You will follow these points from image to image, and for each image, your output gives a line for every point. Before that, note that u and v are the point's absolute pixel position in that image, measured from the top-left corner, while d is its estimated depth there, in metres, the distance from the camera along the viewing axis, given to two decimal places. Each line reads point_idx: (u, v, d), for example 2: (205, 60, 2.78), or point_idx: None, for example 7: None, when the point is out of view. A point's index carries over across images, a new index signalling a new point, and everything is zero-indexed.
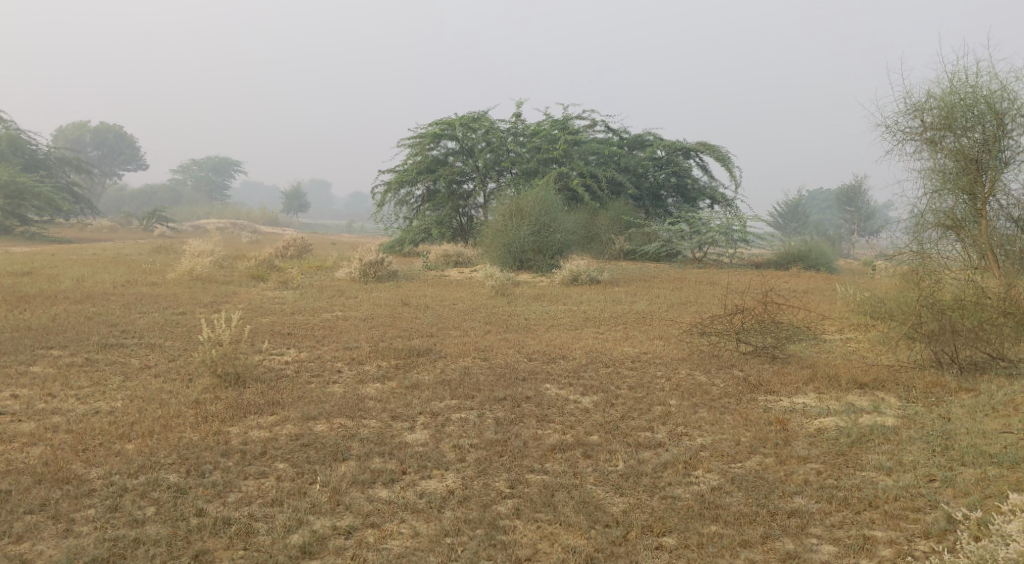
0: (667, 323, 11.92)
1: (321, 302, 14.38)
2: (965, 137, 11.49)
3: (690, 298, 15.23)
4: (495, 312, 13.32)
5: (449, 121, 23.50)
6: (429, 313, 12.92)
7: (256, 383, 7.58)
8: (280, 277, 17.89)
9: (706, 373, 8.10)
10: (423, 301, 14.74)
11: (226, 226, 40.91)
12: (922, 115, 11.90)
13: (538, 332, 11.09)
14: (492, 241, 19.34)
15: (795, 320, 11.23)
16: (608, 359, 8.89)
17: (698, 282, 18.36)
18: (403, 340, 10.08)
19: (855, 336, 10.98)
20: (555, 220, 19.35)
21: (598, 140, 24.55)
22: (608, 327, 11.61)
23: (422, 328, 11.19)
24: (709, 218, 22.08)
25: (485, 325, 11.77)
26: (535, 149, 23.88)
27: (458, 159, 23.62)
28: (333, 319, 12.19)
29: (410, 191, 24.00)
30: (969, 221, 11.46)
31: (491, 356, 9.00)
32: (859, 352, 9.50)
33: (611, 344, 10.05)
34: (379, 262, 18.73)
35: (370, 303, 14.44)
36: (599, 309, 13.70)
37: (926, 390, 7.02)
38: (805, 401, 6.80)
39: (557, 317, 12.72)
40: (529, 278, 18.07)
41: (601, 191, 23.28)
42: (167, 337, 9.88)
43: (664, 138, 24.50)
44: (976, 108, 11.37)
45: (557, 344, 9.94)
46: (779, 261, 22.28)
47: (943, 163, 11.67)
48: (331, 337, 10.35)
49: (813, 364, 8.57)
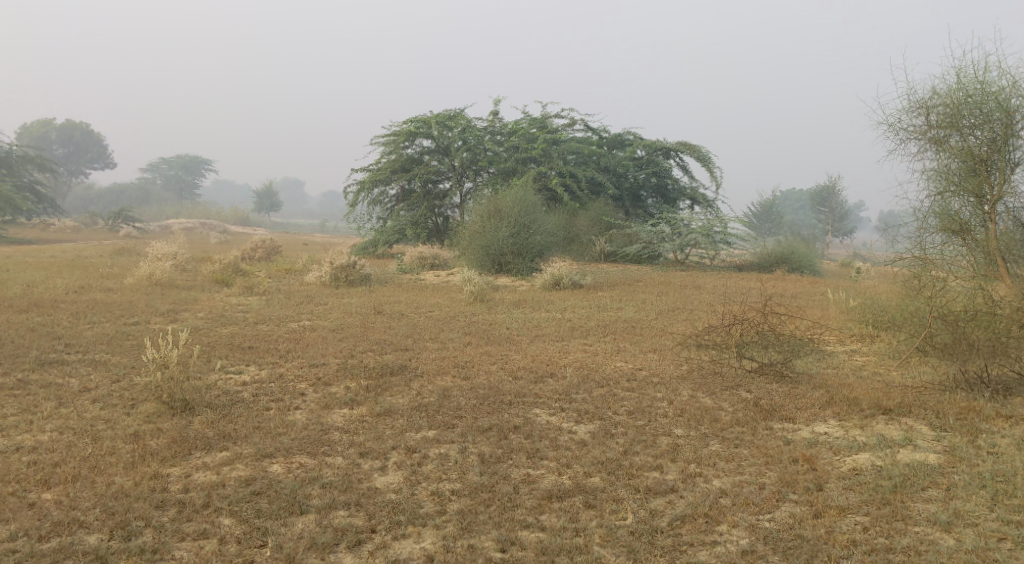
0: (661, 333, 11.11)
1: (289, 311, 13.43)
2: (972, 136, 10.80)
3: (678, 305, 14.48)
4: (473, 320, 12.45)
5: (424, 119, 22.58)
6: (404, 322, 12.04)
7: (207, 410, 6.69)
8: (246, 282, 16.95)
9: (711, 395, 7.32)
10: (397, 309, 13.85)
11: (192, 225, 39.63)
12: (927, 112, 11.22)
13: (522, 344, 10.26)
14: (470, 243, 18.51)
15: (797, 331, 10.48)
16: (601, 377, 8.07)
17: (683, 286, 17.66)
18: (377, 356, 9.21)
19: (859, 348, 10.26)
20: (535, 221, 18.52)
21: (577, 138, 23.79)
22: (597, 338, 10.81)
23: (396, 341, 10.30)
24: (691, 219, 21.37)
25: (465, 335, 10.92)
26: (513, 148, 23.09)
27: (433, 158, 22.76)
28: (301, 330, 11.28)
29: (383, 190, 23.05)
30: (976, 225, 10.72)
31: (472, 375, 8.15)
32: (870, 369, 8.76)
33: (602, 358, 9.22)
34: (351, 266, 17.82)
35: (341, 310, 13.55)
36: (585, 317, 12.89)
37: (960, 418, 6.27)
38: (827, 430, 6.05)
39: (541, 326, 11.91)
40: (508, 282, 17.22)
41: (580, 191, 22.52)
42: (114, 352, 8.93)
43: (644, 137, 23.80)
44: (984, 105, 10.66)
45: (544, 359, 9.09)
46: (763, 263, 21.59)
47: (948, 163, 10.97)
48: (297, 353, 9.43)
49: (825, 383, 7.80)
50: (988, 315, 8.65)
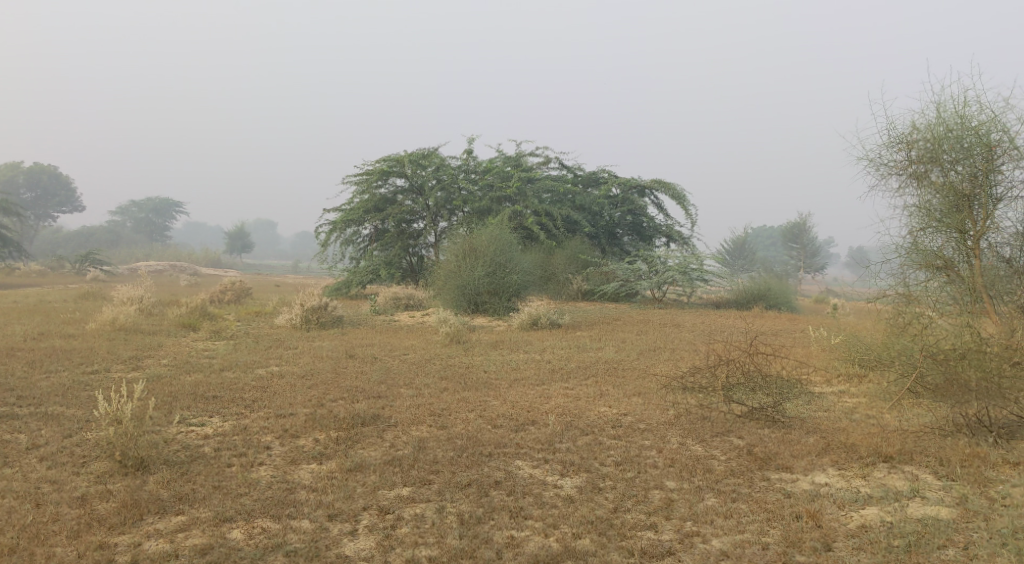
0: (644, 375, 10.73)
1: (257, 356, 12.91)
2: (953, 171, 10.55)
3: (659, 344, 14.14)
4: (450, 364, 12.01)
5: (398, 158, 22.38)
6: (378, 367, 11.57)
7: (163, 468, 6.22)
8: (214, 326, 16.42)
9: (701, 442, 6.95)
10: (370, 352, 13.38)
11: (161, 268, 38.88)
12: (908, 148, 10.98)
13: (501, 389, 9.84)
14: (444, 283, 18.13)
15: (784, 372, 10.18)
16: (585, 424, 7.67)
17: (662, 324, 17.40)
18: (348, 405, 8.74)
19: (848, 389, 9.97)
20: (511, 259, 18.20)
21: (552, 177, 23.69)
22: (579, 381, 10.41)
23: (368, 387, 9.83)
24: (667, 256, 21.16)
25: (442, 380, 10.48)
26: (488, 187, 22.91)
27: (407, 198, 22.48)
28: (269, 377, 10.77)
29: (356, 230, 22.62)
30: (959, 262, 10.50)
31: (449, 424, 7.71)
32: (861, 412, 8.43)
33: (585, 403, 8.81)
34: (322, 307, 17.36)
35: (312, 355, 13.05)
36: (565, 359, 12.51)
37: (965, 466, 5.95)
38: (828, 481, 5.70)
39: (520, 369, 11.50)
40: (484, 322, 16.87)
41: (556, 229, 22.30)
42: (68, 405, 8.38)
43: (619, 175, 23.71)
44: (964, 140, 10.43)
45: (524, 405, 8.67)
46: (740, 300, 21.38)
47: (930, 198, 10.73)
48: (264, 403, 8.94)
49: (819, 427, 7.47)
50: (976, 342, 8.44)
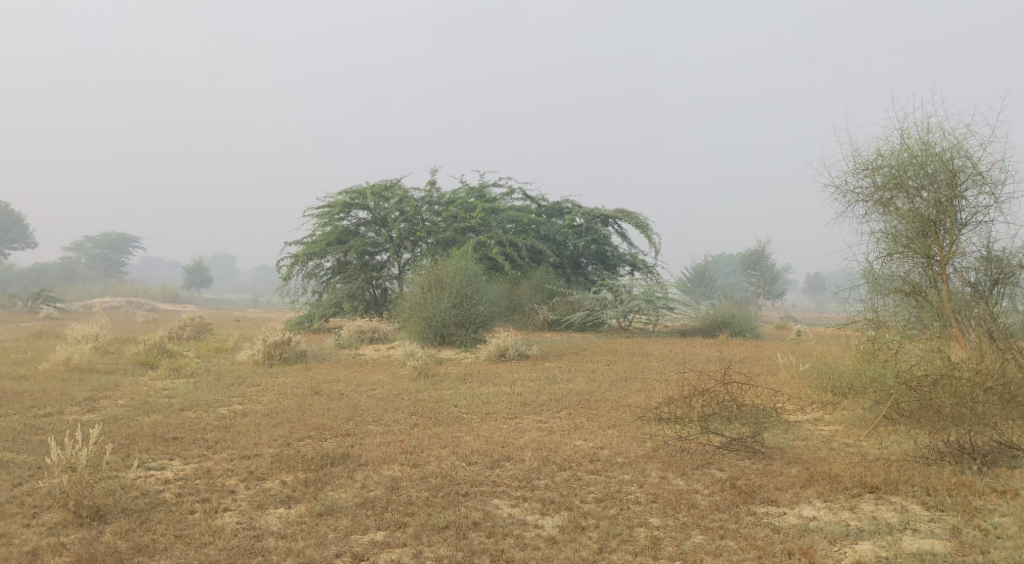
0: (618, 407, 10.53)
1: (218, 395, 12.48)
2: (919, 197, 10.48)
3: (629, 374, 13.99)
4: (418, 399, 11.71)
5: (360, 190, 22.12)
6: (344, 404, 11.25)
7: (121, 517, 5.89)
8: (173, 363, 15.98)
9: (682, 476, 6.77)
10: (335, 388, 13.03)
11: (116, 304, 37.98)
12: (873, 174, 10.88)
13: (473, 423, 9.59)
14: (410, 315, 17.85)
15: (758, 400, 10.07)
16: (562, 459, 7.45)
17: (630, 353, 17.30)
18: (315, 444, 8.42)
19: (823, 416, 9.88)
20: (477, 290, 18.00)
21: (516, 207, 23.55)
22: (552, 414, 10.19)
23: (336, 425, 9.50)
24: (632, 285, 21.08)
25: (411, 416, 10.19)
26: (452, 218, 22.76)
27: (370, 230, 22.23)
28: (231, 417, 10.37)
29: (319, 263, 22.25)
30: (926, 287, 10.43)
31: (422, 463, 7.45)
32: (839, 440, 8.31)
33: (560, 437, 8.59)
34: (285, 342, 16.96)
35: (276, 392, 12.68)
36: (535, 391, 12.28)
37: (952, 495, 5.87)
38: (817, 516, 5.59)
39: (490, 402, 11.25)
40: (451, 355, 16.62)
41: (521, 260, 22.20)
42: (19, 450, 7.99)
43: (583, 205, 23.69)
44: (929, 167, 10.36)
45: (499, 440, 8.42)
46: (705, 328, 21.36)
47: (896, 225, 10.65)
48: (226, 444, 8.58)
49: (799, 457, 7.34)
50: (942, 365, 9.15)
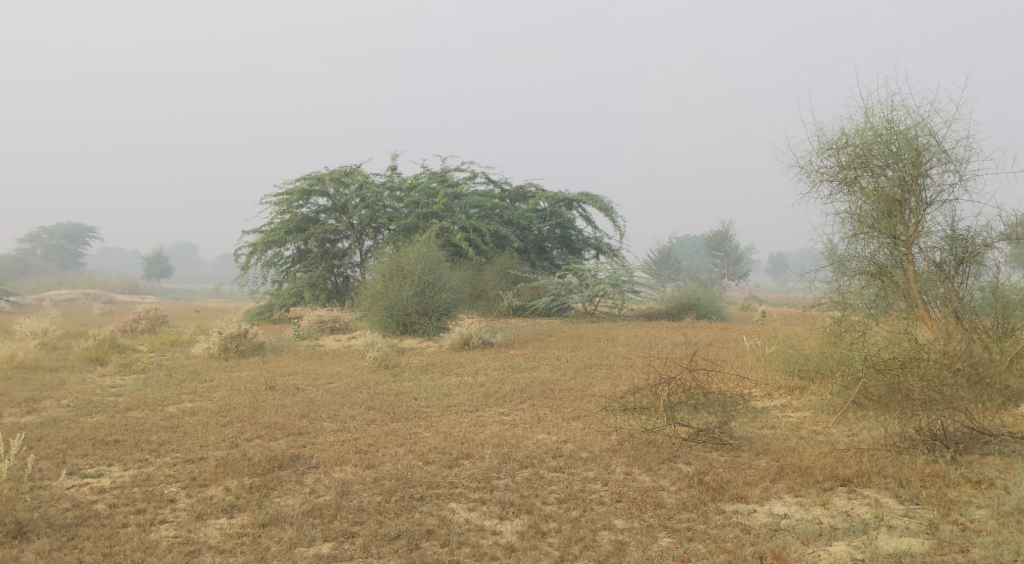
0: (582, 396, 10.23)
1: (168, 392, 11.99)
2: (884, 176, 10.24)
3: (594, 361, 13.71)
4: (377, 392, 11.30)
5: (319, 176, 21.55)
6: (299, 399, 10.83)
7: (47, 534, 5.51)
8: (124, 359, 15.43)
9: (648, 472, 6.48)
10: (291, 381, 12.60)
11: (72, 296, 37.01)
12: (837, 153, 10.61)
13: (432, 417, 9.24)
14: (370, 304, 17.40)
15: (724, 387, 9.85)
16: (523, 455, 7.13)
17: (596, 339, 17.04)
18: (265, 445, 8.01)
19: (790, 402, 9.68)
20: (439, 277, 17.60)
21: (478, 192, 23.13)
22: (514, 406, 9.87)
23: (288, 423, 9.08)
24: (596, 269, 20.78)
25: (369, 411, 9.82)
26: (413, 204, 22.30)
27: (330, 217, 21.69)
28: (179, 417, 9.90)
29: (277, 252, 21.68)
30: (892, 267, 10.18)
31: (376, 463, 7.09)
32: (808, 427, 8.09)
33: (522, 431, 8.27)
34: (242, 334, 16.44)
35: (229, 387, 12.23)
36: (498, 381, 11.96)
37: (926, 487, 5.63)
38: (788, 513, 5.35)
39: (452, 394, 10.91)
40: (414, 344, 16.23)
41: (484, 245, 21.83)
42: None
43: (546, 189, 23.33)
44: (893, 145, 10.12)
45: (458, 436, 8.08)
46: (670, 311, 21.15)
47: (860, 205, 10.40)
48: (171, 447, 8.15)
49: (768, 448, 7.09)
50: (911, 346, 9.03)
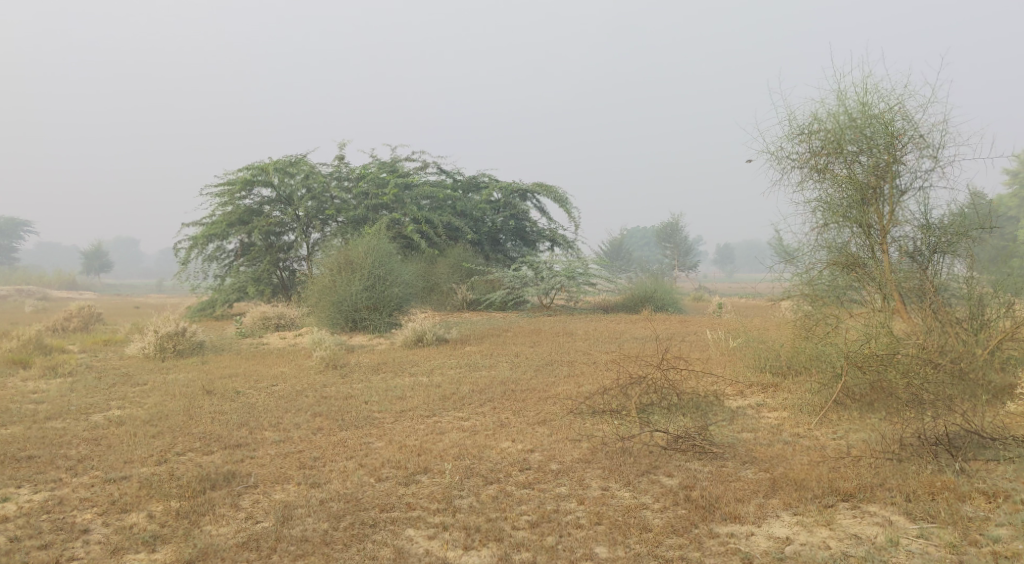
0: (546, 398, 9.56)
1: (96, 398, 11.04)
2: (857, 163, 9.70)
3: (553, 357, 13.09)
4: (324, 396, 10.50)
5: (262, 165, 20.48)
6: (239, 404, 10.00)
7: None
8: (50, 361, 14.36)
9: (628, 487, 5.89)
10: (231, 384, 11.75)
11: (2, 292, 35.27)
12: (808, 139, 10.05)
13: (385, 424, 8.52)
14: (317, 299, 16.50)
15: (696, 385, 9.28)
16: (487, 469, 6.45)
17: (554, 333, 16.42)
18: (198, 461, 7.20)
19: (765, 399, 9.16)
20: (390, 271, 16.76)
21: (429, 183, 22.33)
22: (472, 409, 9.19)
23: (226, 434, 8.26)
24: (552, 261, 20.13)
25: (315, 417, 9.05)
26: (362, 195, 21.41)
27: (275, 209, 20.63)
28: (104, 427, 8.99)
29: (219, 245, 20.62)
30: (865, 258, 9.69)
31: (323, 482, 6.37)
32: (790, 429, 7.57)
33: (483, 439, 7.60)
34: (180, 333, 15.46)
35: (164, 391, 11.33)
36: (454, 381, 11.27)
37: (936, 502, 5.12)
38: (793, 535, 4.97)
39: (405, 397, 10.19)
40: (364, 342, 15.42)
41: (437, 238, 21.09)
42: None
43: (499, 179, 22.60)
44: (867, 129, 9.59)
45: (414, 446, 7.36)
46: (627, 304, 20.60)
47: (832, 193, 9.86)
48: (91, 463, 7.30)
49: (753, 454, 6.52)
50: (889, 341, 8.55)
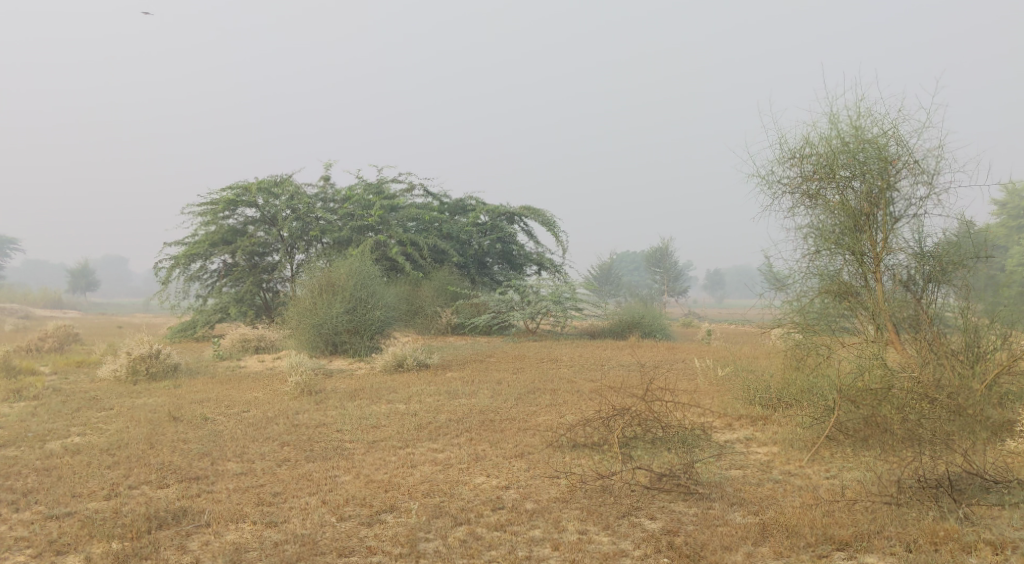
0: (525, 429, 9.13)
1: (57, 424, 10.55)
2: (850, 188, 9.35)
3: (536, 385, 12.68)
4: (295, 423, 10.04)
5: (246, 185, 20.10)
6: (205, 432, 9.54)
7: None
8: (16, 383, 13.84)
9: (607, 531, 5.51)
10: (200, 410, 11.28)
11: None
12: (800, 163, 9.69)
13: (354, 456, 8.08)
14: (297, 321, 16.06)
15: (683, 417, 8.89)
16: (458, 507, 6.02)
17: (539, 359, 16.03)
18: (151, 496, 6.75)
19: (754, 432, 8.77)
20: (374, 293, 16.37)
21: (416, 205, 21.99)
22: (448, 440, 8.76)
23: (185, 465, 7.80)
24: (538, 284, 19.74)
25: (282, 447, 8.60)
26: (347, 216, 21.05)
27: (259, 229, 20.25)
28: (58, 456, 8.49)
29: (202, 265, 20.16)
30: (858, 287, 9.31)
31: (280, 520, 5.94)
32: (780, 466, 7.20)
33: (457, 474, 7.18)
34: (154, 355, 14.95)
35: (129, 417, 10.85)
36: (432, 409, 10.84)
37: (938, 552, 4.79)
38: None
39: (380, 425, 9.75)
40: (344, 366, 14.99)
41: (422, 260, 20.71)
42: None
43: (487, 202, 22.28)
44: (860, 155, 9.22)
45: (382, 482, 6.92)
46: (614, 330, 20.19)
47: (824, 219, 9.50)
48: (37, 496, 6.84)
49: (742, 495, 6.12)
50: (883, 373, 8.18)
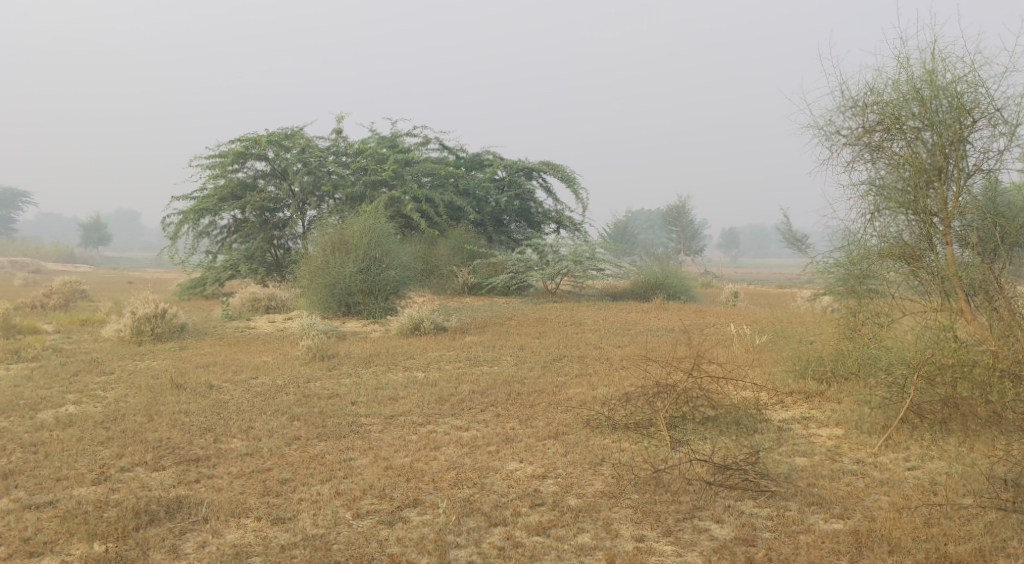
0: (557, 403, 8.34)
1: (53, 389, 9.83)
2: (920, 140, 7.77)
3: (561, 351, 11.88)
4: (306, 393, 9.28)
5: (256, 137, 19.13)
6: (209, 402, 8.78)
7: None
8: (15, 343, 13.13)
9: (669, 539, 4.76)
10: (205, 376, 10.54)
11: None
12: (864, 111, 8.16)
13: (372, 433, 7.32)
14: (310, 280, 15.27)
15: (733, 392, 8.04)
16: (492, 503, 5.24)
17: (561, 322, 15.22)
18: (146, 482, 6.00)
19: (811, 412, 7.94)
20: (388, 252, 15.44)
21: (433, 159, 21.10)
22: (473, 415, 7.99)
23: (185, 443, 7.05)
24: (559, 244, 18.82)
25: (293, 421, 7.83)
26: (360, 170, 20.08)
27: (269, 184, 19.35)
28: (49, 429, 7.74)
29: (212, 220, 19.37)
30: (923, 251, 7.79)
31: (289, 516, 5.17)
32: (850, 454, 6.39)
33: (487, 458, 6.40)
34: (160, 315, 14.21)
35: (130, 383, 10.13)
36: (452, 378, 10.06)
37: None
38: None
39: (398, 397, 8.98)
40: (358, 328, 14.23)
41: (437, 217, 19.82)
42: None
43: (505, 157, 21.25)
44: (933, 102, 7.61)
45: (403, 467, 6.12)
46: (637, 291, 19.30)
47: (887, 176, 7.98)
48: (19, 478, 6.11)
49: (817, 490, 5.30)
50: (958, 348, 7.22)
